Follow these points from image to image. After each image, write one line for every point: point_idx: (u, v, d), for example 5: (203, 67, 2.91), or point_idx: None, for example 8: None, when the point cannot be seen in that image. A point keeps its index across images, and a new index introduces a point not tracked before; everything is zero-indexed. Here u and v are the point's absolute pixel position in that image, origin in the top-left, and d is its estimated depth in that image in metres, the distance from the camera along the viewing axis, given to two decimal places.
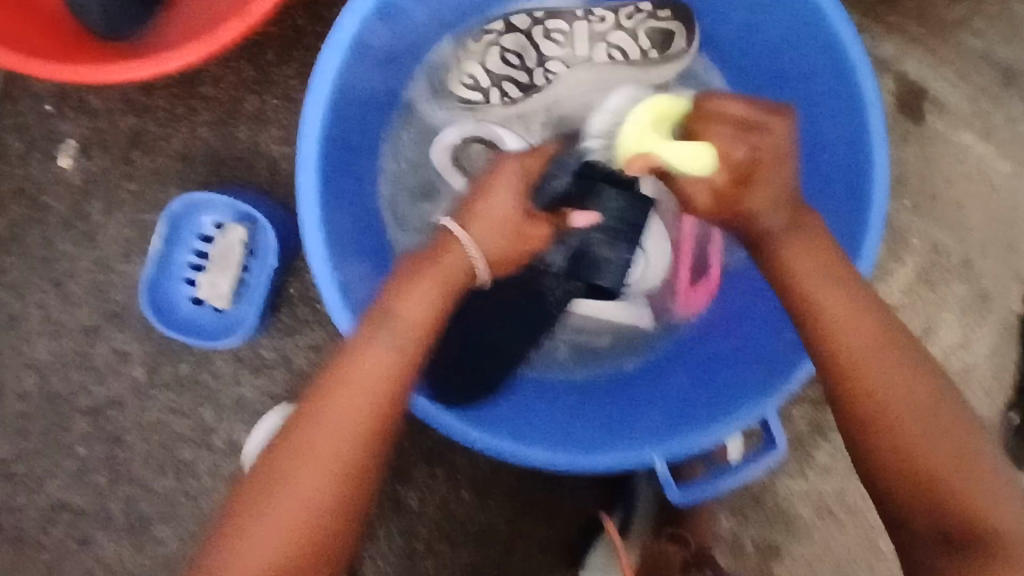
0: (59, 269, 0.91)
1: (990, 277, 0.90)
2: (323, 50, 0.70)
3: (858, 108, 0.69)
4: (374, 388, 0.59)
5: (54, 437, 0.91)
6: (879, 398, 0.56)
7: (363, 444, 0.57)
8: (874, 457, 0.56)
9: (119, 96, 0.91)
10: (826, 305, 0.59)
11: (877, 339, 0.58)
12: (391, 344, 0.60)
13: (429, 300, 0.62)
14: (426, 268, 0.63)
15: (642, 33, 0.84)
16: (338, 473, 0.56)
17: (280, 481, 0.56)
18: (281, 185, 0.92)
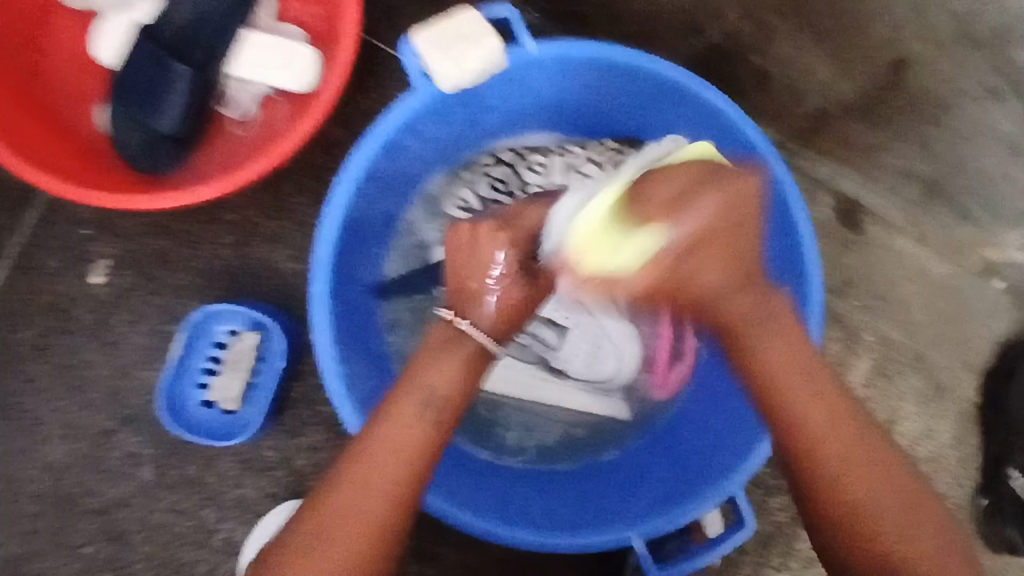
0: (83, 376, 0.98)
1: (942, 370, 0.97)
2: (335, 181, 0.80)
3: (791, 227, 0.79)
4: (410, 441, 0.64)
5: (61, 538, 0.95)
6: (838, 470, 0.65)
7: (399, 495, 0.63)
8: (841, 518, 0.64)
9: (150, 220, 1.01)
10: (788, 386, 0.67)
11: (835, 419, 0.67)
12: (421, 414, 0.65)
13: (454, 374, 0.68)
14: (448, 346, 0.69)
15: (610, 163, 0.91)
16: (372, 534, 0.62)
17: (317, 545, 0.61)
18: (291, 297, 1.00)
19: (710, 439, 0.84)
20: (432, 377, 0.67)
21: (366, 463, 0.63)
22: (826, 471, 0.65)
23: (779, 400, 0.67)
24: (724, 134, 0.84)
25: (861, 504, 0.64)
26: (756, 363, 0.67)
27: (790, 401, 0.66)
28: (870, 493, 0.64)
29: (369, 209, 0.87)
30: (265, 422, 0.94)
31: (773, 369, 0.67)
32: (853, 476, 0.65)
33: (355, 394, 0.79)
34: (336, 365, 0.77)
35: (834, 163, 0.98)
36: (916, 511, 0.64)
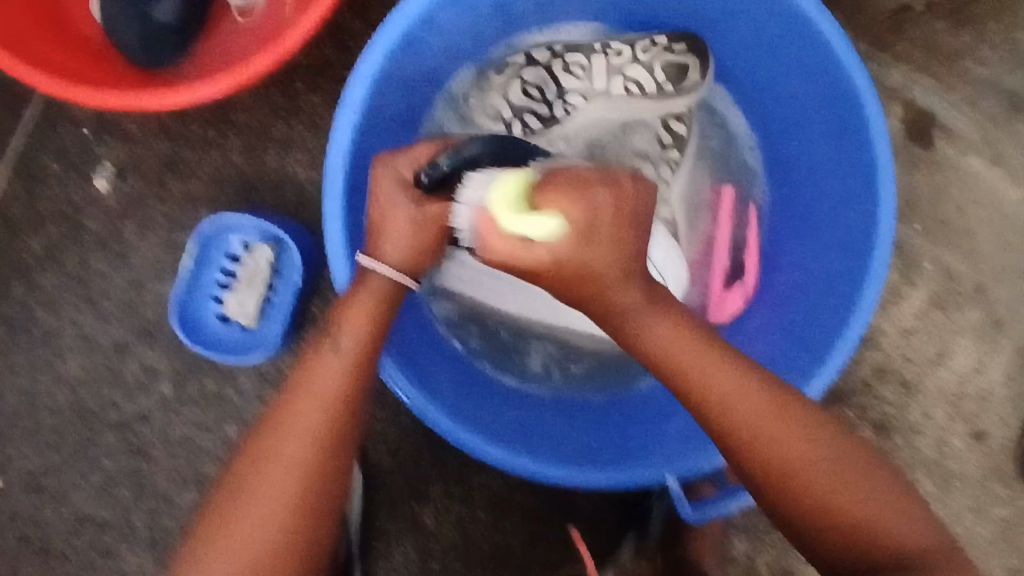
0: (93, 287, 0.94)
1: (1003, 303, 0.91)
2: (349, 83, 0.71)
3: (863, 128, 0.70)
4: (325, 407, 0.60)
5: (83, 450, 0.94)
6: (790, 458, 0.59)
7: (306, 482, 0.59)
8: (805, 494, 0.58)
9: (155, 121, 0.94)
10: (718, 389, 0.60)
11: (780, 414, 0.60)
12: (334, 366, 0.61)
13: (361, 323, 0.62)
14: (356, 293, 0.63)
15: (659, 66, 0.84)
16: (291, 491, 0.58)
17: (239, 501, 0.58)
18: (307, 208, 0.94)
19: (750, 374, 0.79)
20: (344, 324, 0.62)
21: (280, 435, 0.59)
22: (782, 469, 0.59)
23: (704, 392, 0.61)
24: (791, 30, 0.74)
25: (814, 477, 0.59)
26: (709, 386, 0.60)
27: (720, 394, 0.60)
28: (832, 470, 0.59)
29: (390, 112, 0.79)
30: (283, 338, 0.90)
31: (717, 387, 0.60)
32: (794, 446, 0.59)
33: None
34: (354, 289, 0.70)
35: (909, 70, 0.88)
36: (859, 475, 0.59)
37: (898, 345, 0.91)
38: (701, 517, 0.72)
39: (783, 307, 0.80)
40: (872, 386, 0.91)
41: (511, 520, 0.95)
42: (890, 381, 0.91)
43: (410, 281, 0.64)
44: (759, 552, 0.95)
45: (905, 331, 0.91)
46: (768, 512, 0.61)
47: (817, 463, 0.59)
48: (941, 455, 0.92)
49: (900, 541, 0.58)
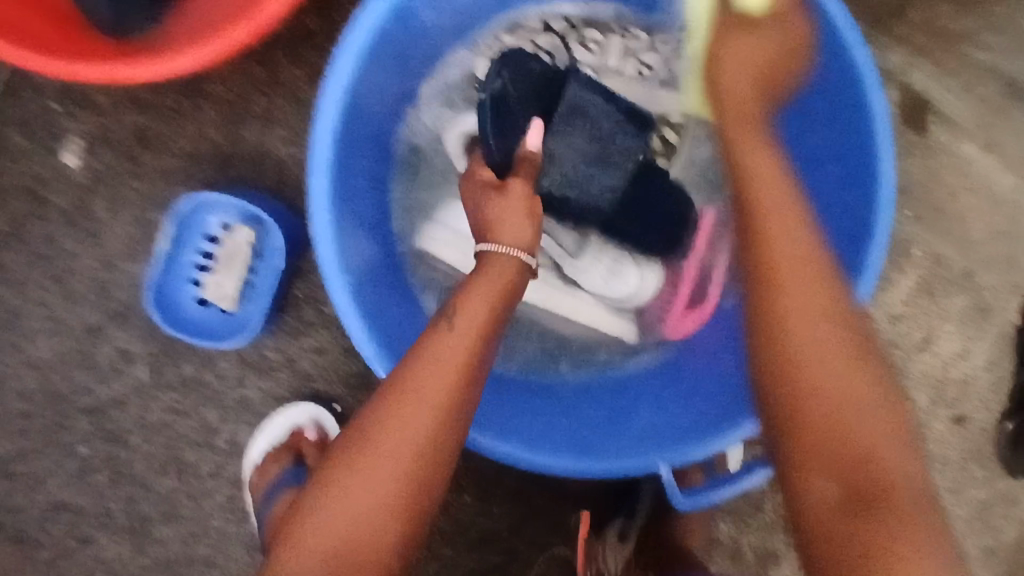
0: (63, 267, 0.89)
1: (990, 289, 0.91)
2: (338, 53, 0.67)
3: (864, 114, 0.71)
4: (450, 378, 0.58)
5: (55, 436, 0.91)
6: (825, 380, 0.59)
7: (437, 436, 0.56)
8: (806, 398, 0.59)
9: (125, 92, 0.89)
10: (782, 276, 0.62)
11: (815, 318, 0.62)
12: (459, 332, 0.61)
13: (484, 302, 0.63)
14: (473, 279, 0.65)
15: (673, 55, 0.85)
16: (420, 441, 0.55)
17: (362, 449, 0.55)
18: (288, 187, 0.90)
19: None
20: (468, 300, 0.63)
21: (399, 399, 0.57)
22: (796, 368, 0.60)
23: (773, 299, 0.63)
24: None
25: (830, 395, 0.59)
26: (776, 255, 0.64)
27: (787, 291, 0.63)
28: (847, 388, 0.59)
29: (378, 86, 0.75)
30: (265, 321, 0.87)
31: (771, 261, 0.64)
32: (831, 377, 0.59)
33: (366, 304, 0.70)
34: (341, 275, 0.68)
35: (907, 55, 0.88)
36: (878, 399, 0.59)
37: (887, 330, 0.92)
38: (691, 503, 0.73)
39: None
40: None
41: (499, 502, 0.95)
42: None
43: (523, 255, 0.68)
44: (742, 532, 0.96)
45: (894, 316, 0.91)
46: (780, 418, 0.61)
47: (854, 411, 0.58)
48: (923, 437, 0.93)
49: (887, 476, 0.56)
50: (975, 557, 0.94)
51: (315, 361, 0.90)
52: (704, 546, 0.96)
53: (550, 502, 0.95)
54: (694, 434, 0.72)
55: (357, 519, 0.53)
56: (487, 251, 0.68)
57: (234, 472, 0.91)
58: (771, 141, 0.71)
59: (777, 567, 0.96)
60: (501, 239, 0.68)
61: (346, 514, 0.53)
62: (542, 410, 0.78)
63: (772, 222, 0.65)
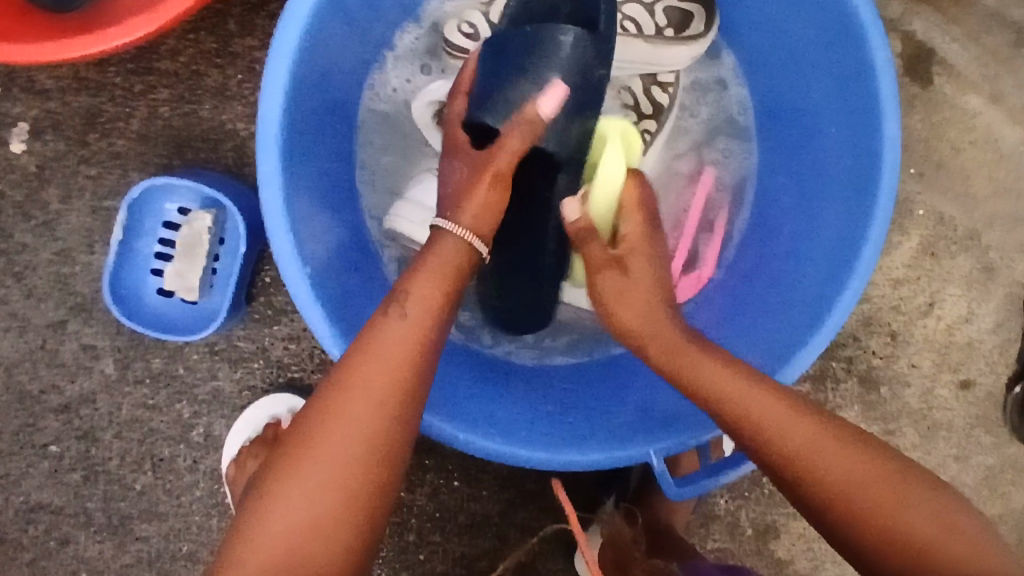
0: (19, 262, 0.85)
1: (997, 249, 0.86)
2: (281, 22, 0.62)
3: (866, 71, 0.64)
4: (395, 374, 0.54)
5: (26, 436, 0.88)
6: (816, 460, 0.53)
7: (384, 433, 0.53)
8: (813, 484, 0.53)
9: (71, 73, 0.83)
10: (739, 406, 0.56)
11: (785, 412, 0.55)
12: (405, 320, 0.56)
13: (432, 280, 0.58)
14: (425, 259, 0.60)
15: (661, 10, 0.78)
16: (365, 439, 0.52)
17: (303, 450, 0.52)
18: (250, 168, 0.85)
19: (751, 317, 0.73)
20: (416, 284, 0.58)
21: (343, 399, 0.53)
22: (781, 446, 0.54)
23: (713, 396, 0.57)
24: None
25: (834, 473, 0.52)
26: (717, 393, 0.58)
27: (746, 401, 0.56)
28: (845, 462, 0.53)
29: (333, 58, 0.69)
30: (233, 310, 0.83)
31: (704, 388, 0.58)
32: (826, 458, 0.53)
33: (330, 296, 0.66)
34: (300, 266, 0.63)
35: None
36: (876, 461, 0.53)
37: (888, 295, 0.87)
38: (684, 493, 0.69)
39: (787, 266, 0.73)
40: (859, 337, 0.87)
41: (489, 487, 0.91)
42: (877, 332, 0.87)
43: (478, 242, 0.61)
44: (741, 508, 0.93)
45: (895, 281, 0.87)
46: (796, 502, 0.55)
47: (858, 471, 0.52)
48: (927, 405, 0.89)
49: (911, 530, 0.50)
50: None
51: (290, 350, 0.87)
52: (702, 523, 0.93)
53: (541, 484, 0.92)
54: (688, 419, 0.68)
55: (301, 523, 0.50)
56: (440, 229, 0.61)
57: (213, 466, 0.88)
58: (658, 267, 0.65)
59: (778, 542, 0.93)
60: (459, 220, 0.61)
61: (288, 520, 0.50)
62: (526, 396, 0.74)
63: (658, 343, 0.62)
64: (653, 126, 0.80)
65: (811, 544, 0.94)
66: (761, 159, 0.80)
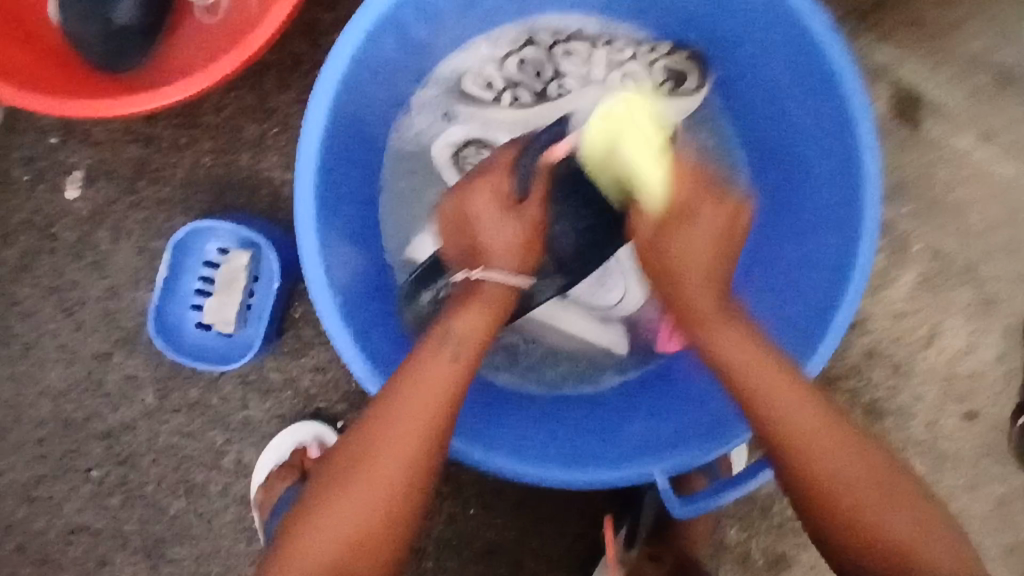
0: (71, 298, 0.93)
1: (995, 281, 0.89)
2: (317, 82, 0.69)
3: (847, 117, 0.68)
4: (439, 411, 0.62)
5: (70, 461, 0.94)
6: (828, 467, 0.60)
7: (424, 466, 0.61)
8: (815, 479, 0.60)
9: (123, 127, 0.92)
10: (750, 380, 0.63)
11: (812, 425, 0.61)
12: (450, 359, 0.64)
13: (475, 319, 0.66)
14: (470, 299, 0.68)
15: (659, 68, 0.84)
16: (408, 470, 0.60)
17: (351, 474, 0.60)
18: (283, 210, 0.92)
19: None
20: (458, 321, 0.66)
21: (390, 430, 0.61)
22: (793, 445, 0.61)
23: (751, 393, 0.63)
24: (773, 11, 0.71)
25: (842, 479, 0.60)
26: (749, 393, 0.63)
27: (768, 402, 0.62)
28: (856, 476, 0.60)
29: (361, 113, 0.77)
30: (265, 343, 0.89)
31: (737, 368, 0.63)
32: (838, 461, 0.60)
33: (355, 326, 0.71)
34: (331, 297, 0.68)
35: (894, 48, 0.87)
36: (890, 491, 0.60)
37: (889, 327, 0.90)
38: (692, 511, 0.71)
39: (784, 296, 0.77)
40: (862, 368, 0.90)
41: (505, 515, 0.95)
42: (879, 364, 0.90)
43: (523, 280, 0.69)
44: (751, 537, 0.95)
45: (896, 313, 0.90)
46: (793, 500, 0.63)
47: (849, 475, 0.60)
48: (932, 434, 0.91)
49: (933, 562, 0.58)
50: (991, 558, 0.91)
51: (317, 380, 0.92)
52: (714, 553, 0.95)
53: (555, 512, 0.95)
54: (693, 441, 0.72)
55: (347, 540, 0.59)
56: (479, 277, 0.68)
57: (242, 492, 0.93)
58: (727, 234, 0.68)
59: (789, 573, 0.95)
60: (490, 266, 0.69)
61: (338, 538, 0.59)
62: (542, 419, 0.79)
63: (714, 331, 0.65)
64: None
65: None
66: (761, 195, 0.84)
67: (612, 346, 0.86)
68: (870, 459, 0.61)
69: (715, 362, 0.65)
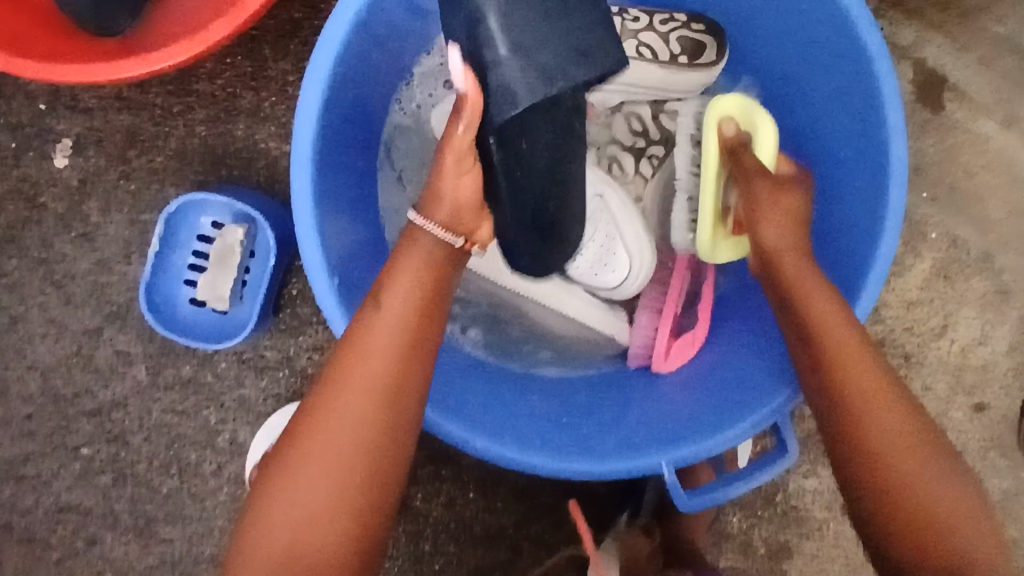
0: (59, 270, 0.89)
1: (1011, 271, 0.87)
2: (314, 50, 0.65)
3: (874, 96, 0.66)
4: (386, 375, 0.55)
5: (59, 437, 0.91)
6: (878, 425, 0.55)
7: (374, 429, 0.55)
8: (862, 429, 0.55)
9: (113, 93, 0.88)
10: (840, 349, 0.57)
11: (857, 353, 0.57)
12: (390, 312, 0.57)
13: (418, 271, 0.58)
14: (407, 242, 0.59)
15: (676, 39, 0.79)
16: (358, 436, 0.54)
17: (299, 447, 0.55)
18: (280, 184, 0.88)
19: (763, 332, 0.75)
20: (401, 272, 0.58)
21: (335, 399, 0.55)
22: (856, 413, 0.56)
23: (812, 327, 0.58)
24: None
25: (887, 435, 0.55)
26: (820, 333, 0.58)
27: (830, 338, 0.57)
28: (900, 434, 0.55)
29: (361, 85, 0.73)
30: (260, 322, 0.86)
31: (835, 348, 0.57)
32: (883, 420, 0.55)
33: (353, 307, 0.69)
34: (328, 276, 0.65)
35: (919, 27, 0.83)
36: (933, 455, 0.55)
37: (902, 316, 0.88)
38: (696, 505, 0.70)
39: None
40: None
41: (504, 499, 0.93)
42: (890, 354, 0.88)
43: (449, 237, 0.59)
44: (753, 525, 0.93)
45: (909, 302, 0.87)
46: (827, 438, 0.57)
47: (893, 429, 0.55)
48: (942, 426, 0.89)
49: (954, 525, 0.53)
50: None
51: (313, 359, 0.89)
52: (715, 541, 0.94)
53: (555, 498, 0.93)
54: (700, 431, 0.70)
55: (306, 519, 0.54)
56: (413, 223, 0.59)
57: (237, 472, 0.91)
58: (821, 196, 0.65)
59: (791, 562, 0.94)
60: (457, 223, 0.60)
61: (295, 516, 0.54)
62: (542, 403, 0.76)
63: (813, 300, 0.59)
64: (660, 153, 0.84)
65: (824, 566, 0.94)
66: None
67: (614, 335, 0.84)
68: (908, 422, 0.56)
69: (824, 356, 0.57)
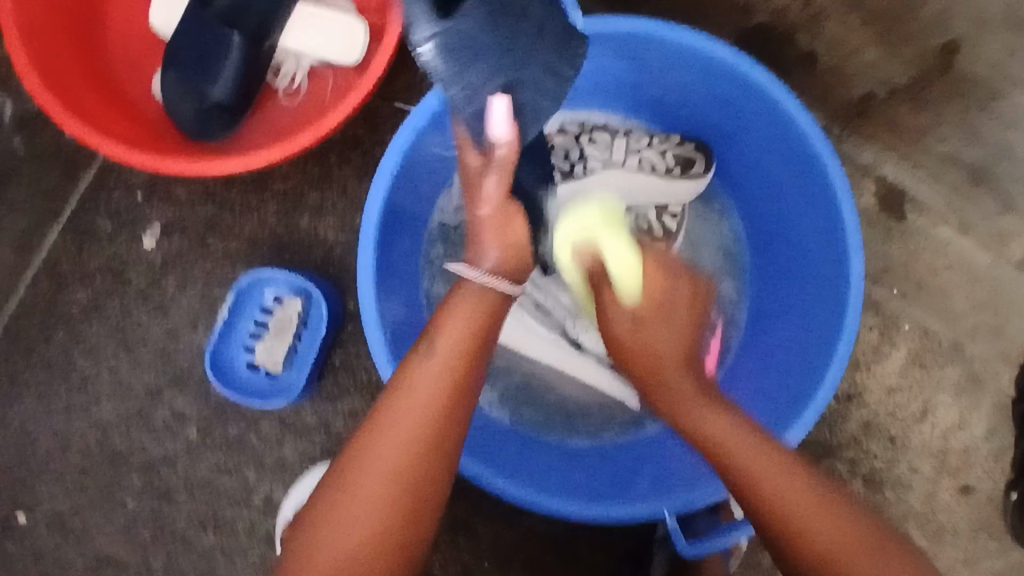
0: (132, 336, 1.01)
1: (979, 360, 0.97)
2: (383, 157, 0.81)
3: (834, 203, 0.80)
4: (425, 420, 0.61)
5: (108, 491, 0.99)
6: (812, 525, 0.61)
7: (414, 472, 0.60)
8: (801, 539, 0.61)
9: (200, 188, 1.04)
10: (757, 473, 0.63)
11: (795, 487, 0.62)
12: (434, 362, 0.62)
13: (466, 321, 0.64)
14: (457, 292, 0.67)
15: (670, 154, 0.95)
16: (399, 477, 0.60)
17: (346, 485, 0.61)
18: (333, 267, 1.02)
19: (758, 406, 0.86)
20: (453, 325, 0.64)
21: (379, 442, 0.61)
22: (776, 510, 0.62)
23: (730, 460, 0.65)
24: (771, 118, 0.84)
25: (824, 538, 0.60)
26: (734, 468, 0.64)
27: (761, 478, 0.63)
28: (839, 533, 0.61)
29: (415, 185, 0.89)
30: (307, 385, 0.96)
31: (742, 465, 0.64)
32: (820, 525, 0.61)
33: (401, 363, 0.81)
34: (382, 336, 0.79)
35: (877, 149, 0.99)
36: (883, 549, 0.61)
37: (884, 400, 0.97)
38: (697, 551, 0.76)
39: (784, 361, 0.87)
40: (860, 439, 0.96)
41: (517, 569, 0.98)
42: (877, 436, 0.96)
43: (506, 286, 0.67)
44: None
45: (889, 387, 0.97)
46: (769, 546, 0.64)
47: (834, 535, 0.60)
48: (930, 507, 0.95)
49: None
50: None
51: (348, 424, 0.98)
52: None
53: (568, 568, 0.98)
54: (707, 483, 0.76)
55: (345, 556, 0.59)
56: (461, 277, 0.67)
57: (269, 530, 0.97)
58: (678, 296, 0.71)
59: None
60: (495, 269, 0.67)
61: (335, 554, 0.59)
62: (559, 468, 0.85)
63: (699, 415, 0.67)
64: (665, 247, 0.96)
65: None
66: (760, 275, 0.96)
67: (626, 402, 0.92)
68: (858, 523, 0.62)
69: (710, 453, 0.66)
